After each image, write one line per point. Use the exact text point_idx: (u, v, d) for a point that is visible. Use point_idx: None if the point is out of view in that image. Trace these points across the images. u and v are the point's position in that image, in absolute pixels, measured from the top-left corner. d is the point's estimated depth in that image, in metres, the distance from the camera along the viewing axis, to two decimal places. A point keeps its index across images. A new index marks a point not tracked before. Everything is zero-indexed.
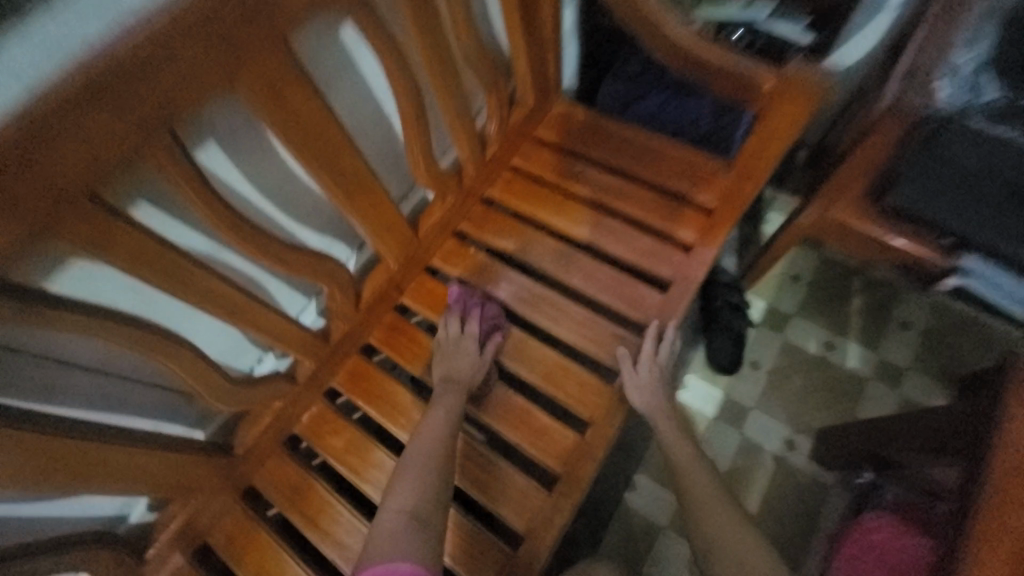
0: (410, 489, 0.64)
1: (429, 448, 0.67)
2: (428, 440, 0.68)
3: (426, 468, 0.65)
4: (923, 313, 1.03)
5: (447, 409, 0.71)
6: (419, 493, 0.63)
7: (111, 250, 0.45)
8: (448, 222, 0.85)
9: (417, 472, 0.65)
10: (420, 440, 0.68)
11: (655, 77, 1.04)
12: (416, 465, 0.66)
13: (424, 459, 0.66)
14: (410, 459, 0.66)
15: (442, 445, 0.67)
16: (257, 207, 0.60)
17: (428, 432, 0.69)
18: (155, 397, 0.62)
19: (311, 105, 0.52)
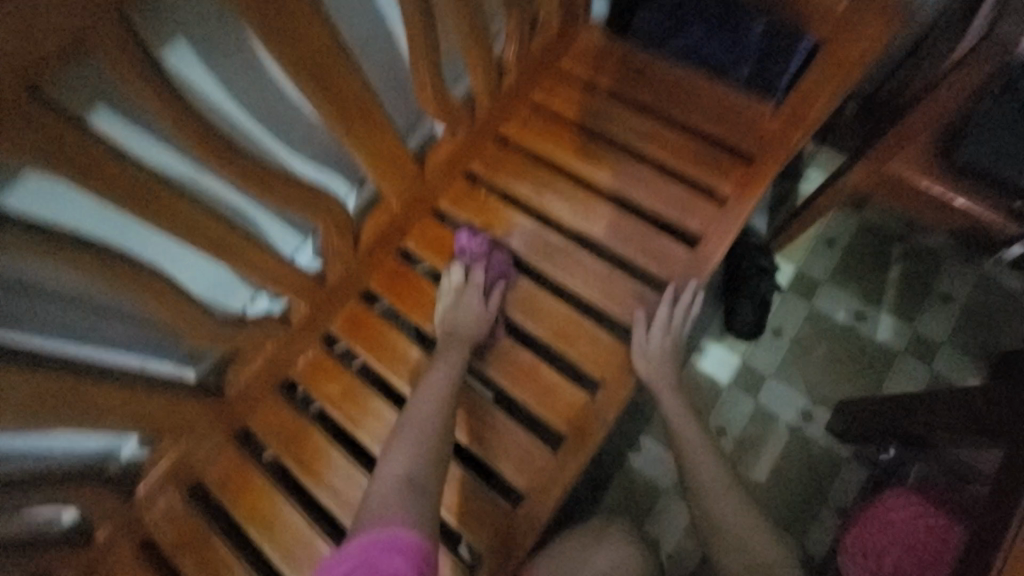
0: (407, 450, 0.60)
1: (430, 407, 0.63)
2: (429, 398, 0.64)
3: (426, 428, 0.62)
4: (967, 286, 0.96)
5: (451, 364, 0.66)
6: (418, 454, 0.60)
7: (67, 164, 0.39)
8: (458, 160, 0.77)
9: (416, 431, 0.62)
10: (420, 398, 0.64)
11: (697, 6, 0.91)
12: (415, 425, 0.62)
13: (425, 417, 0.63)
14: (410, 417, 0.63)
15: (443, 403, 0.64)
16: (238, 123, 0.54)
17: (429, 390, 0.64)
18: (136, 331, 0.57)
19: (297, 0, 0.44)
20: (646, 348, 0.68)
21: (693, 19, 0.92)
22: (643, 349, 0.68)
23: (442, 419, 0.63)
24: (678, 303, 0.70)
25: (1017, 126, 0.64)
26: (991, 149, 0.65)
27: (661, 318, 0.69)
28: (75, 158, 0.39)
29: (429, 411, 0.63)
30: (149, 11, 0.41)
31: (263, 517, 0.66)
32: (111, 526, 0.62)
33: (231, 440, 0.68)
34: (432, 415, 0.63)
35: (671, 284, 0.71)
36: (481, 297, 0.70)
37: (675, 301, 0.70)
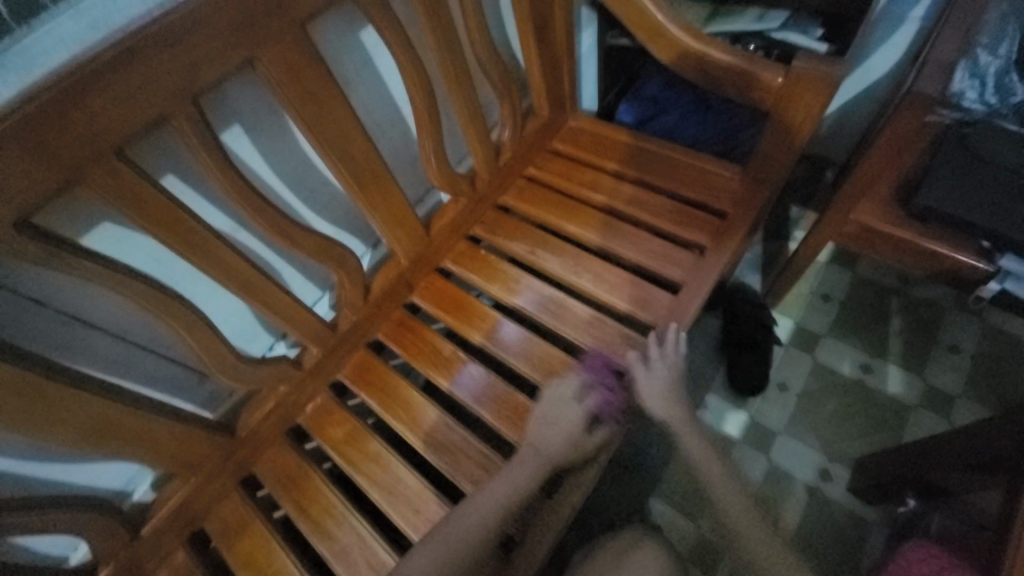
0: (436, 560, 0.59)
1: (480, 521, 0.60)
2: (482, 511, 0.61)
3: (463, 540, 0.60)
4: (974, 336, 0.95)
5: (521, 476, 0.63)
6: (445, 569, 0.58)
7: (140, 214, 0.49)
8: (461, 224, 0.87)
9: (457, 542, 0.60)
10: (475, 506, 0.61)
11: (671, 98, 1.07)
12: (455, 532, 0.60)
13: (470, 529, 0.60)
14: (455, 525, 0.61)
15: (492, 520, 0.61)
16: (276, 191, 0.66)
17: (486, 503, 0.62)
18: (169, 369, 0.65)
19: (328, 92, 0.57)
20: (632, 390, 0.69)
21: (669, 108, 1.06)
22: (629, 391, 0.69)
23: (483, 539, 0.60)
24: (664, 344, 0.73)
25: (959, 170, 0.70)
26: (946, 195, 0.70)
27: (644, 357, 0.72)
28: (147, 209, 0.48)
29: (473, 528, 0.60)
30: (214, 101, 0.54)
31: (260, 565, 0.66)
32: (109, 569, 0.63)
33: (235, 484, 0.71)
34: (473, 534, 0.60)
35: (658, 328, 0.74)
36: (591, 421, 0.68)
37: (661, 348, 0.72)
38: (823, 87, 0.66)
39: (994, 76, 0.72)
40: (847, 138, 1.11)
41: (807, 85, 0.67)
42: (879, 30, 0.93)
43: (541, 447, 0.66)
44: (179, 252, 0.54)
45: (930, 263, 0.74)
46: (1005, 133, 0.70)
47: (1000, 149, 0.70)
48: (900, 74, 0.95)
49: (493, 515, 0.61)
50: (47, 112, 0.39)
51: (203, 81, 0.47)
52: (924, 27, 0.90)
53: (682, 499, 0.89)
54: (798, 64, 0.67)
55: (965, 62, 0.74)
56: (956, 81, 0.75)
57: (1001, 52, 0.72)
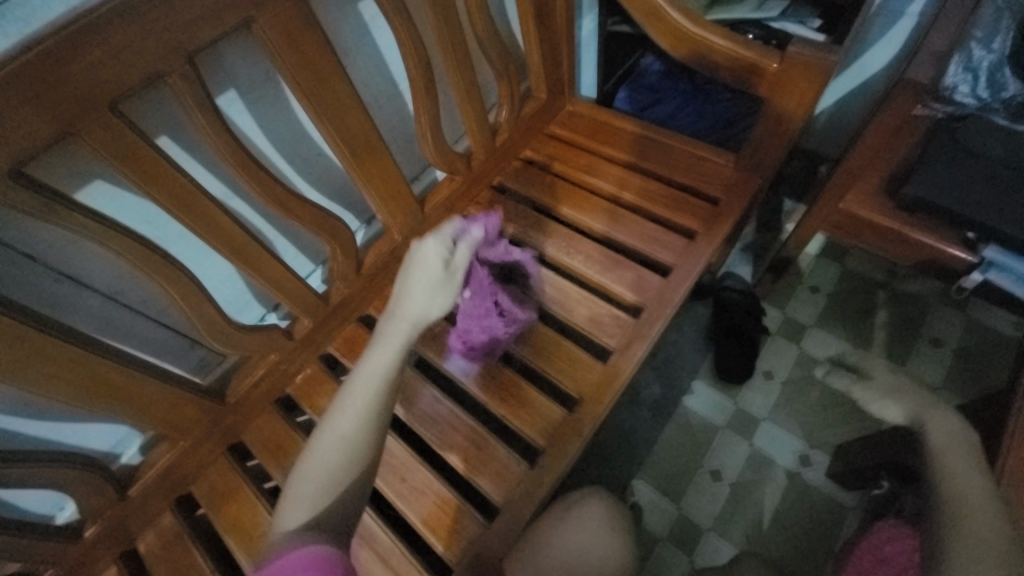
0: (324, 465, 0.52)
1: (356, 422, 0.53)
2: (354, 411, 0.53)
3: (352, 433, 0.53)
4: (957, 331, 0.96)
5: (383, 366, 0.56)
6: (337, 473, 0.52)
7: (138, 174, 0.49)
8: (455, 204, 0.87)
9: (336, 450, 0.52)
10: (346, 408, 0.53)
11: (670, 87, 1.07)
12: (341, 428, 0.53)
13: (354, 425, 0.53)
14: (333, 431, 0.53)
15: (375, 412, 0.54)
16: (271, 160, 0.66)
17: (355, 402, 0.54)
18: (161, 333, 0.65)
19: (327, 62, 0.57)
20: (619, 366, 0.70)
21: (667, 96, 1.07)
22: (614, 368, 0.70)
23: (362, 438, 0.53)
24: (652, 324, 0.73)
25: (946, 162, 0.72)
26: (934, 187, 0.71)
27: (631, 331, 0.73)
28: (144, 168, 0.49)
29: (350, 432, 0.53)
30: (211, 65, 0.54)
31: (245, 529, 0.67)
32: (96, 528, 0.63)
33: (222, 450, 0.72)
34: (349, 435, 0.53)
35: (647, 308, 0.75)
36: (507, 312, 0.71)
37: (649, 329, 0.73)
38: (817, 74, 0.67)
39: (987, 70, 0.72)
40: (841, 134, 1.13)
41: (801, 72, 0.67)
42: (879, 24, 0.94)
43: (401, 329, 0.58)
44: (173, 214, 0.54)
45: (916, 253, 0.75)
46: (994, 128, 0.72)
47: (989, 143, 0.71)
48: (896, 69, 0.96)
49: (367, 413, 0.53)
50: (42, 60, 0.39)
51: (199, 41, 0.47)
52: (922, 22, 0.90)
53: (666, 482, 0.90)
54: (792, 50, 0.67)
55: (960, 55, 0.74)
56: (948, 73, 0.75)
57: (995, 46, 0.72)
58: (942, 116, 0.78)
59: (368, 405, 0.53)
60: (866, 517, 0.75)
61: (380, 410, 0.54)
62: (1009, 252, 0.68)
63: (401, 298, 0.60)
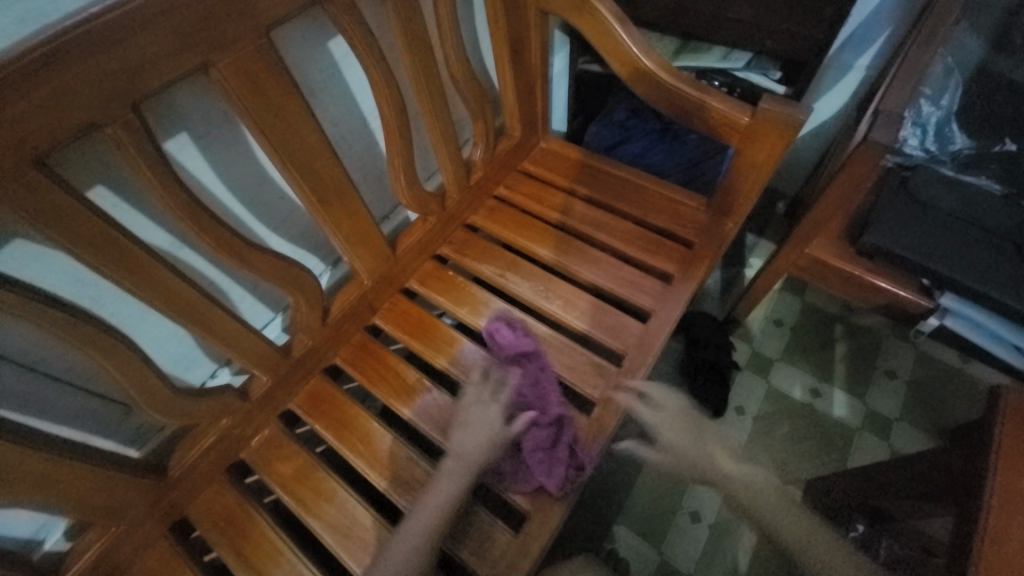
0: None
1: (420, 537, 0.58)
2: (421, 527, 0.59)
3: (416, 550, 0.58)
4: (908, 363, 1.02)
5: (451, 488, 0.61)
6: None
7: (69, 237, 0.42)
8: (427, 245, 0.84)
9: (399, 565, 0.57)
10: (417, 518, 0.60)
11: (639, 124, 1.09)
12: (409, 543, 0.58)
13: (419, 540, 0.58)
14: (399, 547, 0.58)
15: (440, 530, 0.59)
16: (227, 206, 0.60)
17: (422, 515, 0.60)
18: (88, 403, 0.57)
19: (293, 108, 0.52)
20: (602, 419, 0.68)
21: (637, 134, 1.09)
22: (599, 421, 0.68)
23: (426, 553, 0.58)
24: (633, 372, 0.72)
25: (903, 212, 0.76)
26: (892, 234, 0.75)
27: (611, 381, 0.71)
28: (76, 230, 0.42)
29: (413, 548, 0.58)
30: (160, 109, 0.48)
31: None
32: None
33: (166, 529, 0.63)
34: (416, 552, 0.57)
35: (629, 356, 0.73)
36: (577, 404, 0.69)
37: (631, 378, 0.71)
38: (788, 128, 0.68)
39: (935, 125, 0.79)
40: (798, 172, 1.18)
41: (772, 125, 0.69)
42: (830, 74, 1.00)
43: (469, 450, 0.64)
44: (112, 279, 0.47)
45: (876, 297, 0.80)
46: (940, 178, 0.77)
47: (938, 195, 0.76)
48: (847, 116, 1.02)
49: (430, 533, 0.58)
50: None
51: (148, 87, 0.42)
52: (869, 75, 0.97)
53: (647, 526, 0.89)
54: (763, 106, 0.68)
55: (913, 112, 0.78)
56: (904, 128, 0.79)
57: (943, 103, 0.78)
58: (892, 165, 0.82)
59: (432, 521, 0.59)
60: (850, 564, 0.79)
61: (437, 527, 0.59)
62: (964, 299, 0.72)
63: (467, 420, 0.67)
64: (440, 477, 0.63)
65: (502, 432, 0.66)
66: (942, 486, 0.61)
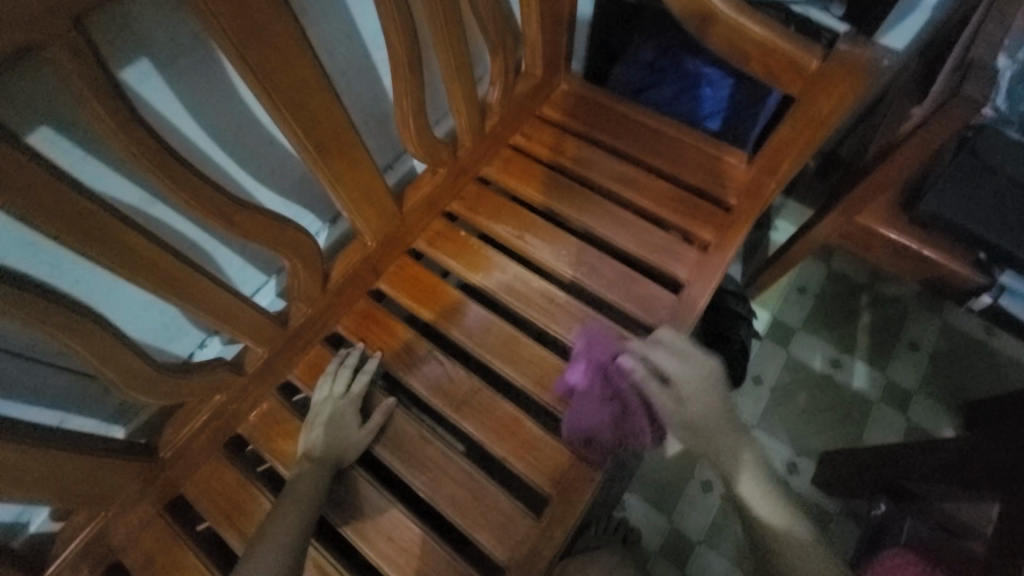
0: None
1: (286, 534, 0.54)
2: (288, 522, 0.55)
3: (281, 547, 0.53)
4: (933, 335, 0.98)
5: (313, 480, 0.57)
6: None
7: (12, 200, 0.33)
8: (436, 201, 0.75)
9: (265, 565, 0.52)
10: (280, 515, 0.55)
11: (671, 66, 0.97)
12: (273, 541, 0.53)
13: (283, 536, 0.54)
14: (263, 546, 0.53)
15: (304, 524, 0.55)
16: (204, 153, 0.50)
17: (285, 511, 0.55)
18: (60, 382, 0.50)
19: (283, 31, 0.42)
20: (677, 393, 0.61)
21: (667, 77, 0.97)
22: (676, 393, 0.61)
23: (295, 548, 0.53)
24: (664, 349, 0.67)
25: (967, 178, 0.69)
26: (951, 202, 0.68)
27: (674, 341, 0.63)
28: (21, 190, 0.33)
29: (281, 545, 0.53)
30: (111, 28, 0.37)
31: None
32: None
33: (161, 509, 0.59)
34: (283, 549, 0.53)
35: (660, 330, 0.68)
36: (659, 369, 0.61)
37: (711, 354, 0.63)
38: (862, 77, 0.58)
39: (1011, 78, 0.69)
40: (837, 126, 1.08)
41: (843, 73, 0.59)
42: None
43: (325, 441, 0.60)
44: (73, 249, 0.39)
45: (923, 269, 0.75)
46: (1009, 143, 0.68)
47: (1005, 159, 0.68)
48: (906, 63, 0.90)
49: (296, 529, 0.54)
50: None
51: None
52: None
53: (657, 495, 0.90)
54: (838, 47, 0.58)
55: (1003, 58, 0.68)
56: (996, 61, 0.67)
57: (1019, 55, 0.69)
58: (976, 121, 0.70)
59: (298, 515, 0.55)
60: (867, 541, 0.79)
61: (301, 522, 0.55)
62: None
63: (312, 414, 0.63)
64: (299, 471, 0.58)
65: (369, 424, 0.62)
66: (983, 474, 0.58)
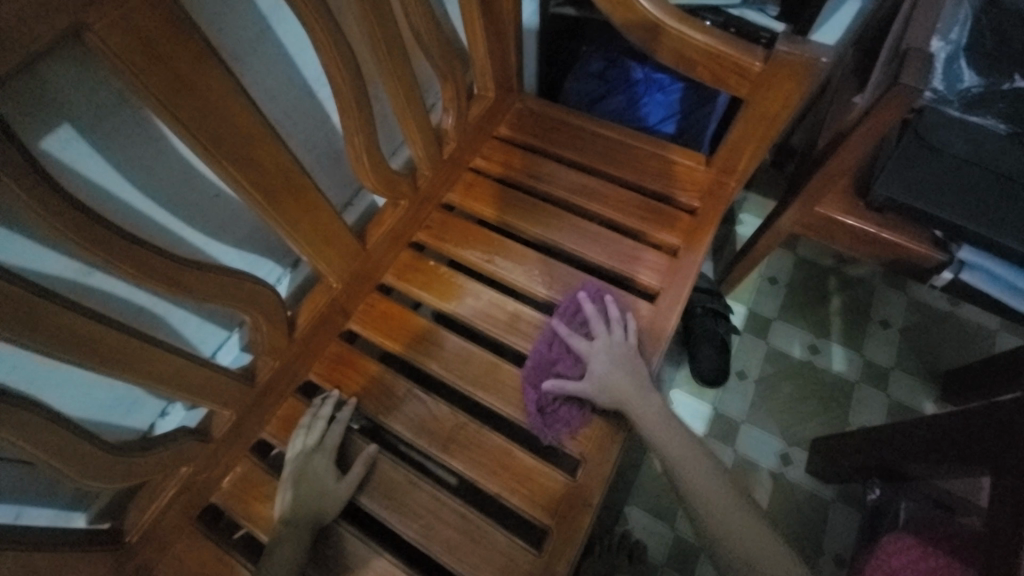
0: None
1: None
2: None
3: None
4: (901, 311, 1.01)
5: (295, 544, 0.54)
6: None
7: None
8: (401, 233, 0.73)
9: None
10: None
11: (620, 74, 0.99)
12: None
13: None
14: None
15: None
16: (144, 215, 0.48)
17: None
18: (8, 478, 0.46)
19: (216, 84, 0.40)
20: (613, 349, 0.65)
21: (618, 86, 0.99)
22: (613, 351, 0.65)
23: None
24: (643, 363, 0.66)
25: (914, 159, 0.71)
26: (903, 185, 0.70)
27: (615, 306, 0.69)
28: None
29: None
30: (23, 98, 0.35)
31: None
32: None
33: None
34: None
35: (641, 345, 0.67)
36: (615, 350, 0.65)
37: (652, 340, 0.68)
38: (805, 76, 0.60)
39: (944, 61, 0.71)
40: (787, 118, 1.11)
41: (786, 73, 0.60)
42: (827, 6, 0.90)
43: (303, 493, 0.57)
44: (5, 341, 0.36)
45: (884, 251, 0.77)
46: (948, 120, 0.72)
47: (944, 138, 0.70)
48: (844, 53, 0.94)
49: None
50: None
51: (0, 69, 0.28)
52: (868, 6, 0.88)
53: (658, 504, 0.89)
54: (777, 48, 0.59)
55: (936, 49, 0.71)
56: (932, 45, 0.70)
57: (952, 37, 0.70)
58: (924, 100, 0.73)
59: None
60: (868, 528, 0.79)
61: None
62: (981, 252, 0.69)
63: (288, 462, 0.60)
64: (278, 535, 0.55)
65: (351, 472, 0.59)
66: (965, 448, 0.59)
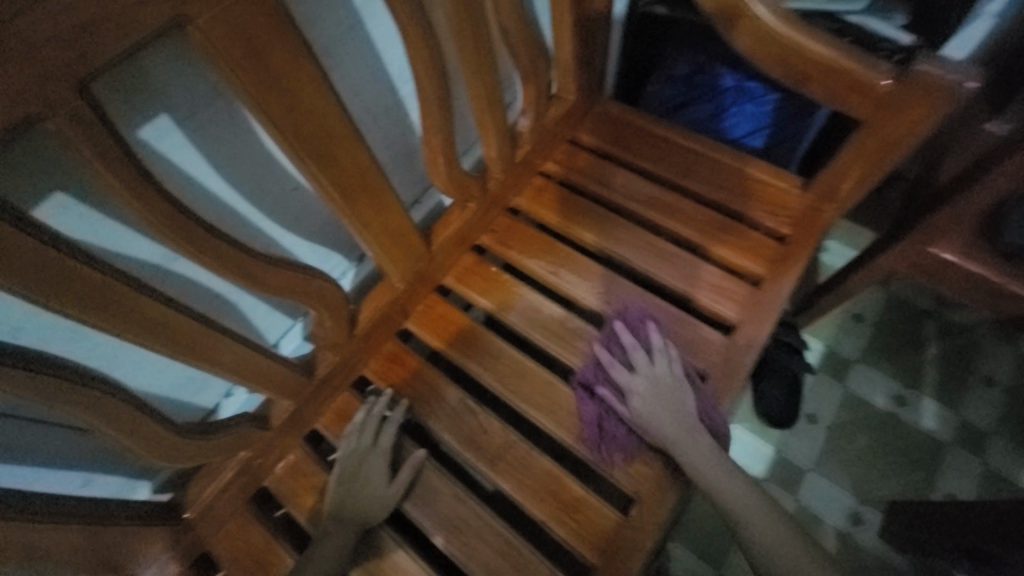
0: None
1: None
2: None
3: None
4: (1010, 367, 0.89)
5: (338, 543, 0.54)
6: None
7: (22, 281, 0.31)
8: (466, 235, 0.71)
9: None
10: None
11: (708, 81, 0.92)
12: None
13: None
14: None
15: None
16: (227, 204, 0.48)
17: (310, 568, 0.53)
18: (83, 445, 0.49)
19: (304, 77, 0.38)
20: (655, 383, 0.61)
21: (704, 94, 0.92)
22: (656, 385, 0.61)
23: None
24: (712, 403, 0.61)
25: None
26: None
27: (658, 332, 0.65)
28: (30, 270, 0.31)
29: None
30: (125, 86, 0.35)
31: None
32: None
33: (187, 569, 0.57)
34: None
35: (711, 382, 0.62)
36: (659, 383, 0.61)
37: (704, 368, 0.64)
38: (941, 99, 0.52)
39: None
40: None
41: (919, 95, 0.53)
42: None
43: (353, 488, 0.57)
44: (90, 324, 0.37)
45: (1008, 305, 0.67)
46: None
47: None
48: None
49: None
50: None
51: (101, 60, 0.28)
52: None
53: (705, 545, 0.83)
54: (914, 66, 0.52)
55: None
56: None
57: None
58: None
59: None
60: None
61: None
62: None
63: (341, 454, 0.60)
64: (324, 529, 0.55)
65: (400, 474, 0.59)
66: None
